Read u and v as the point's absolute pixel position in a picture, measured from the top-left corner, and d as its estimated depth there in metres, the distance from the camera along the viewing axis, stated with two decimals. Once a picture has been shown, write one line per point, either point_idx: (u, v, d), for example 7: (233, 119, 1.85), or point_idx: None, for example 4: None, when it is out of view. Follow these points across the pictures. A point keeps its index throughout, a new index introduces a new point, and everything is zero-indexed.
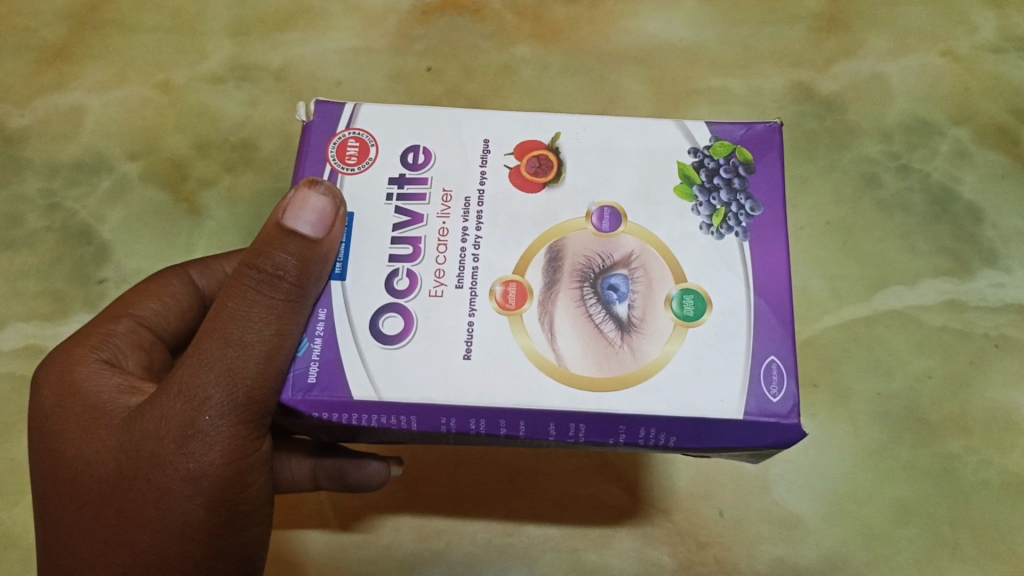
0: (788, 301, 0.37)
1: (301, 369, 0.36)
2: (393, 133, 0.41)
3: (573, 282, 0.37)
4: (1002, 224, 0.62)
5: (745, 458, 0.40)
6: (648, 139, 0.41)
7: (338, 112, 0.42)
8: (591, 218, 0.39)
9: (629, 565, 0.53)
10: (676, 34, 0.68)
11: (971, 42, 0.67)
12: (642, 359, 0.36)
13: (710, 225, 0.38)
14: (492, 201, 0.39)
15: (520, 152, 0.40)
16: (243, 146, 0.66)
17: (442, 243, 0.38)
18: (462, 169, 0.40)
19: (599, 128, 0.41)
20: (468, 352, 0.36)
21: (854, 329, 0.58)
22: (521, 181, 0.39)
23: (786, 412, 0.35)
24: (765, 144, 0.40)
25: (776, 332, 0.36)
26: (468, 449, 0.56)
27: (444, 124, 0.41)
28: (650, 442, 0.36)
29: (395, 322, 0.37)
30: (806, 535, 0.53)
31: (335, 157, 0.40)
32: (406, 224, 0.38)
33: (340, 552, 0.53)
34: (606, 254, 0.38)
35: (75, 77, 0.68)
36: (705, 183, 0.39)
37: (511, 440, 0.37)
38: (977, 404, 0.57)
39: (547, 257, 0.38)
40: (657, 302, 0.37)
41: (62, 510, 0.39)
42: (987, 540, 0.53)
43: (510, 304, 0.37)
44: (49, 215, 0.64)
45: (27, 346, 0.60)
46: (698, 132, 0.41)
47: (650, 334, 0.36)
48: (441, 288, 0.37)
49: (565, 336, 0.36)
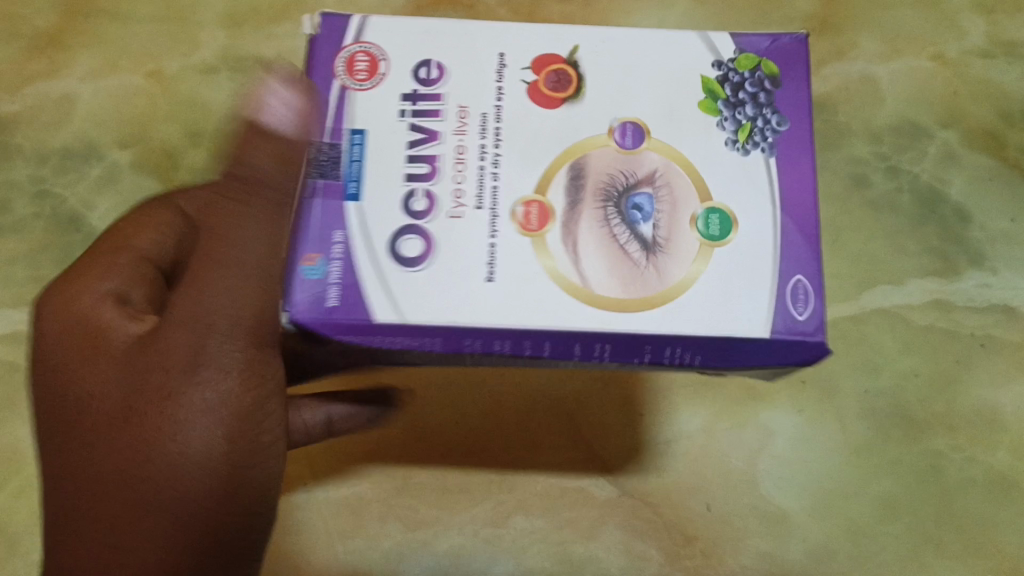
0: (814, 216, 0.39)
1: (320, 291, 0.38)
2: (407, 47, 0.42)
3: (597, 202, 0.39)
4: (989, 225, 0.62)
5: (761, 376, 0.42)
6: (662, 50, 0.42)
7: (346, 24, 0.42)
8: (613, 133, 0.40)
9: (617, 558, 0.53)
10: (670, 33, 0.69)
11: (960, 47, 0.68)
12: (667, 280, 0.38)
13: (736, 141, 0.40)
14: (510, 117, 0.40)
15: (537, 65, 0.41)
16: (235, 136, 0.65)
17: (459, 161, 0.39)
18: (475, 86, 0.41)
19: (619, 41, 0.42)
20: (491, 274, 0.38)
21: (841, 327, 0.59)
22: (538, 96, 0.41)
23: (812, 331, 0.37)
24: (789, 56, 0.42)
25: (802, 251, 0.38)
26: (452, 436, 0.55)
27: (459, 34, 0.42)
28: (676, 360, 0.38)
29: (415, 243, 0.38)
30: (792, 528, 0.54)
31: (344, 71, 0.41)
32: (422, 141, 0.40)
33: (327, 542, 0.53)
34: (629, 171, 0.40)
35: (65, 65, 0.67)
36: (729, 98, 0.41)
37: (542, 359, 0.40)
38: (961, 402, 0.57)
39: (571, 175, 0.39)
40: (682, 221, 0.39)
41: (65, 449, 0.37)
42: (968, 536, 0.54)
43: (532, 225, 0.38)
44: (38, 202, 0.64)
45: (14, 333, 0.59)
46: (721, 43, 0.42)
47: (673, 254, 0.38)
48: (461, 207, 0.39)
49: (590, 258, 0.38)
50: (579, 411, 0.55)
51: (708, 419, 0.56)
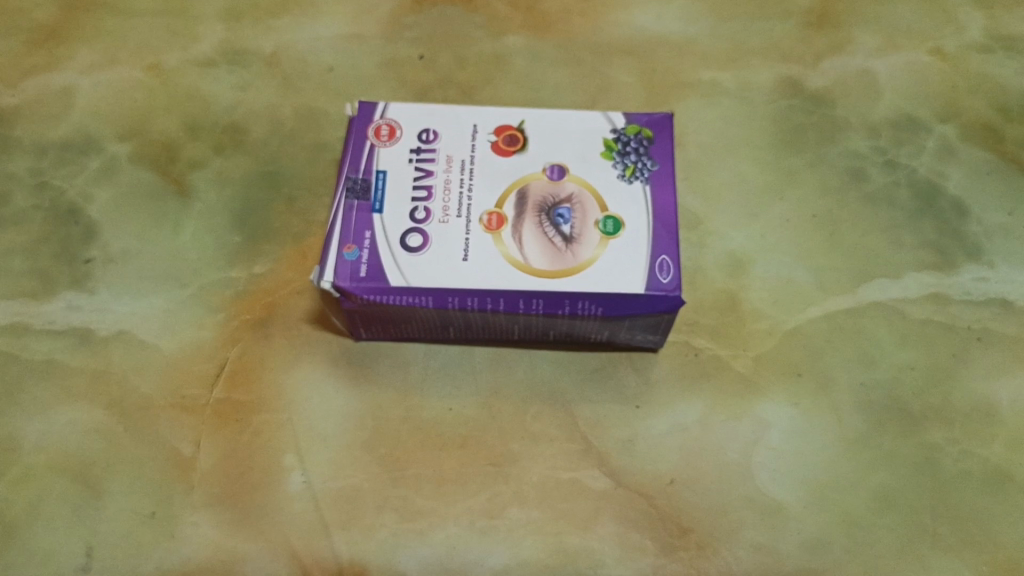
0: (673, 218, 0.52)
1: (353, 265, 0.50)
2: (415, 120, 0.55)
3: (534, 212, 0.52)
4: (986, 220, 0.62)
5: (650, 339, 0.55)
6: (582, 124, 0.56)
7: (373, 108, 0.56)
8: (545, 173, 0.54)
9: (611, 550, 0.52)
10: (667, 27, 0.70)
11: (958, 41, 0.69)
12: (581, 259, 0.50)
13: (623, 175, 0.53)
14: (479, 163, 0.54)
15: (497, 133, 0.55)
16: (234, 128, 0.66)
17: (447, 189, 0.53)
18: (459, 140, 0.55)
19: (552, 124, 0.56)
20: (466, 256, 0.50)
21: (837, 320, 0.59)
22: (498, 151, 0.54)
23: (673, 288, 0.49)
24: (660, 126, 0.55)
25: (665, 240, 0.51)
26: (450, 429, 0.55)
27: (448, 117, 0.56)
28: (585, 311, 0.51)
29: (417, 239, 0.51)
30: (788, 521, 0.53)
31: (373, 136, 0.55)
32: (422, 176, 0.53)
33: (322, 531, 0.52)
34: (555, 194, 0.53)
35: (67, 57, 0.68)
36: (620, 150, 0.54)
37: (494, 315, 0.52)
38: (958, 395, 0.57)
39: (515, 197, 0.53)
40: (589, 224, 0.52)
41: None
42: (968, 532, 0.53)
43: (493, 226, 0.51)
44: (36, 194, 0.63)
45: (11, 325, 0.58)
46: (616, 118, 0.56)
47: (585, 243, 0.51)
48: (447, 217, 0.52)
49: (529, 245, 0.51)
50: (575, 404, 0.56)
51: (704, 412, 0.56)
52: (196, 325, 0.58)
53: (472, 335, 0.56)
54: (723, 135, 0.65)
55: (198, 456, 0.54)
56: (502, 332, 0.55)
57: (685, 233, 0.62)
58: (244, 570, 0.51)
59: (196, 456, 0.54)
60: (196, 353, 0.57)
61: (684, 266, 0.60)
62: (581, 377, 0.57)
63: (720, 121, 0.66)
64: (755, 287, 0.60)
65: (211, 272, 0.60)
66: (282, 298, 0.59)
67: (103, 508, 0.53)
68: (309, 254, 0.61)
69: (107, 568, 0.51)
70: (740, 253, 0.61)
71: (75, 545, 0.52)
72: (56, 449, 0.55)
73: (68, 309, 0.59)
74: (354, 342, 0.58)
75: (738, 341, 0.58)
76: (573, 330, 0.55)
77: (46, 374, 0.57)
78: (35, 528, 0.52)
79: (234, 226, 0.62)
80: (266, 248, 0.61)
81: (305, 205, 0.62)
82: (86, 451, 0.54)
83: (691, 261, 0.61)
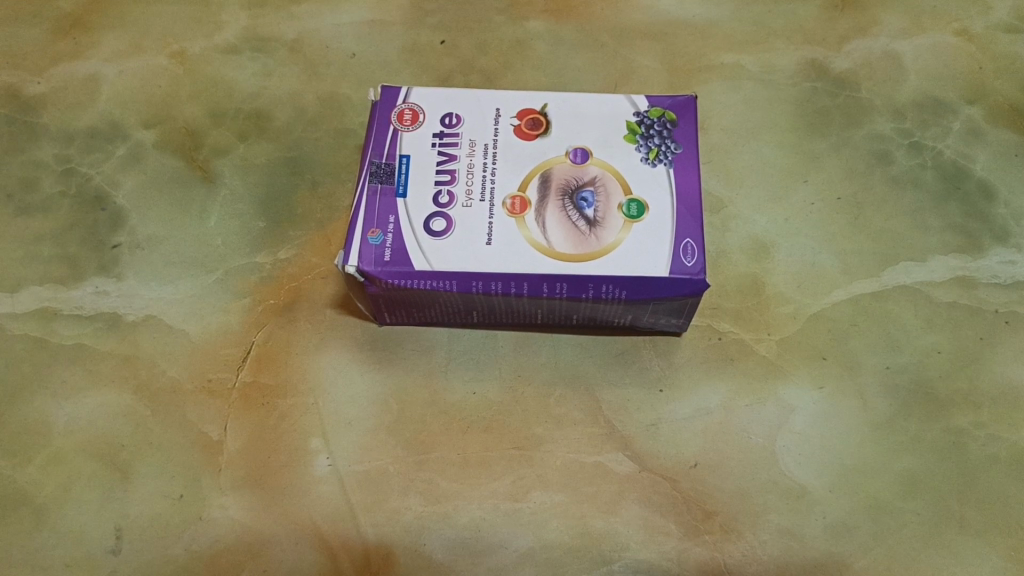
0: (698, 201, 0.51)
1: (378, 251, 0.50)
2: (437, 105, 0.55)
3: (557, 197, 0.52)
4: (1014, 202, 0.62)
5: (674, 323, 0.55)
6: (605, 107, 0.56)
7: (396, 94, 0.56)
8: (569, 156, 0.54)
9: (636, 533, 0.52)
10: (689, 11, 0.69)
11: (984, 22, 0.69)
12: (604, 243, 0.50)
13: (647, 158, 0.53)
14: (502, 147, 0.54)
15: (520, 117, 0.55)
16: (258, 114, 0.66)
17: (471, 173, 0.53)
18: (482, 124, 0.55)
19: (575, 108, 0.56)
20: (490, 240, 0.50)
21: (863, 304, 0.58)
22: (521, 135, 0.54)
23: (697, 272, 0.49)
24: (684, 109, 0.55)
25: (690, 223, 0.51)
26: (474, 413, 0.55)
27: (470, 101, 0.56)
28: (609, 294, 0.51)
29: (441, 223, 0.51)
30: (813, 504, 0.53)
31: (396, 121, 0.55)
32: (445, 161, 0.53)
33: (348, 513, 0.53)
34: (578, 177, 0.53)
35: (92, 46, 0.69)
36: (644, 133, 0.54)
37: (518, 298, 0.52)
38: (986, 379, 0.56)
39: (539, 181, 0.53)
40: (613, 207, 0.51)
41: None
42: (994, 516, 0.53)
43: (516, 211, 0.51)
44: (64, 180, 0.63)
45: (41, 310, 0.59)
46: (639, 102, 0.56)
47: (609, 227, 0.51)
48: (470, 201, 0.52)
49: (552, 229, 0.51)
50: (599, 388, 0.56)
51: (728, 396, 0.56)
52: (222, 310, 0.59)
53: (496, 319, 0.56)
54: (746, 119, 0.65)
55: (225, 440, 0.55)
56: (524, 316, 0.55)
57: (709, 217, 0.61)
58: (271, 552, 0.52)
59: (223, 439, 0.55)
60: (223, 338, 0.58)
61: (707, 250, 0.60)
62: (604, 361, 0.57)
63: (743, 105, 0.65)
64: (780, 271, 0.59)
65: (236, 258, 0.60)
66: (307, 283, 0.60)
67: (134, 491, 0.54)
68: (333, 238, 0.61)
69: (136, 550, 0.52)
70: (764, 237, 0.61)
71: (105, 526, 0.53)
72: (86, 432, 0.55)
73: (96, 295, 0.59)
74: (378, 327, 0.58)
75: (761, 325, 0.58)
76: (597, 314, 0.55)
77: (74, 359, 0.57)
78: (65, 511, 0.53)
79: (259, 212, 0.62)
80: (290, 233, 0.61)
81: (328, 191, 0.63)
82: (114, 434, 0.55)
83: (714, 245, 0.60)
